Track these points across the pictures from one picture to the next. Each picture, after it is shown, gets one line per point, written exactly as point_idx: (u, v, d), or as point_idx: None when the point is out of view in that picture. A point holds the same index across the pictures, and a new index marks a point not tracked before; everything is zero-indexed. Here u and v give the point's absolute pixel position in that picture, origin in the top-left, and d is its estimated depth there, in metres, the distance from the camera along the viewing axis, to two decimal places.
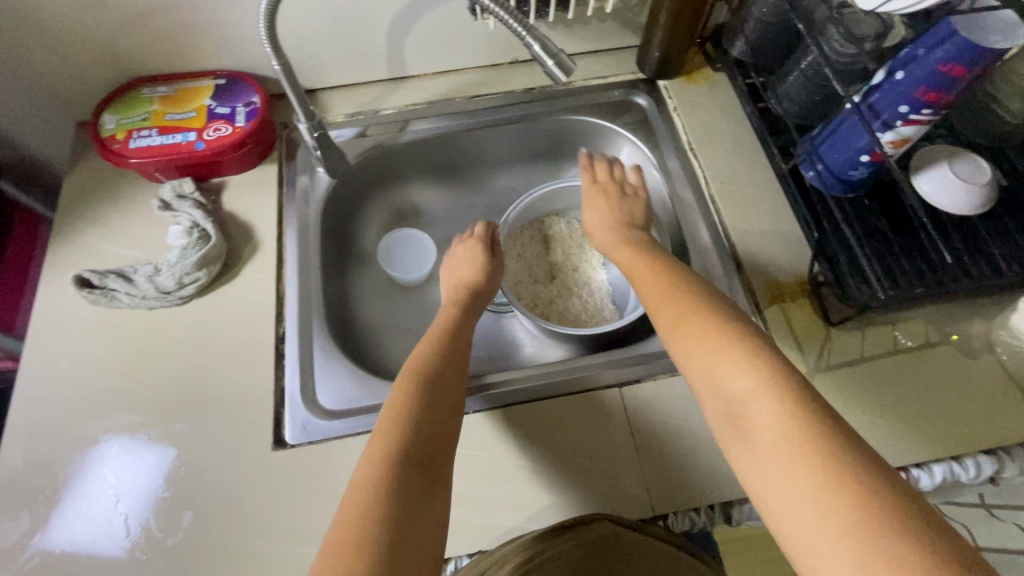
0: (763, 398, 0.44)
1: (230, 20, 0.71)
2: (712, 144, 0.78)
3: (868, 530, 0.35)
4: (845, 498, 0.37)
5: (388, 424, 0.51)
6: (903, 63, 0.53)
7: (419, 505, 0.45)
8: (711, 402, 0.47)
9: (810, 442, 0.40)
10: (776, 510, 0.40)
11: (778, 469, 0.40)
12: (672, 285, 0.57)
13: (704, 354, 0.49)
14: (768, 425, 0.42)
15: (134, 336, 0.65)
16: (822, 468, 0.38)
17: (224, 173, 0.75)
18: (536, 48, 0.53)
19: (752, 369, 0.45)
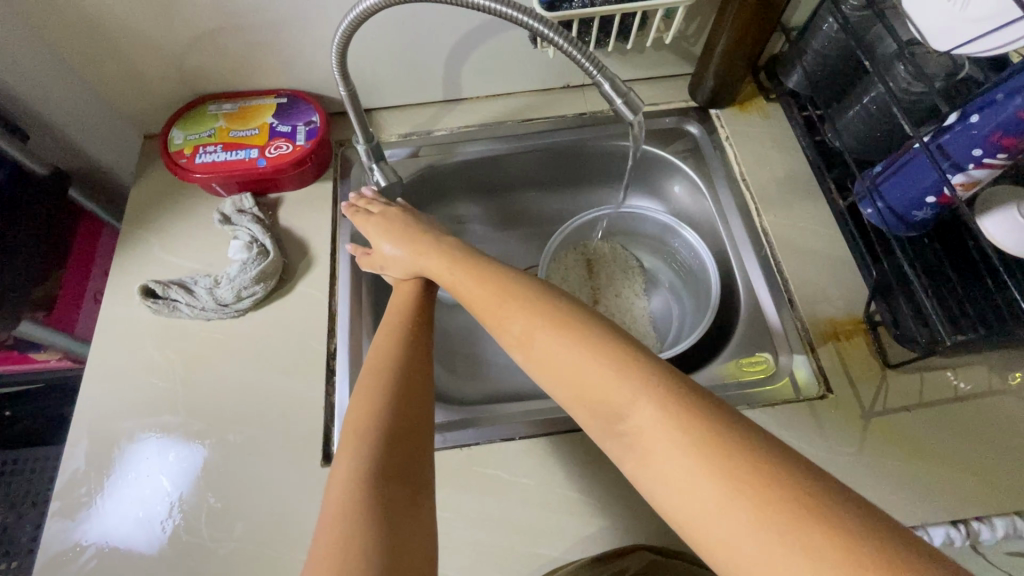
0: (643, 407, 0.40)
1: (297, 43, 0.74)
2: (765, 175, 0.77)
3: (803, 533, 0.32)
4: (763, 503, 0.34)
5: (358, 441, 0.46)
6: (980, 106, 0.52)
7: (404, 524, 0.42)
8: (594, 424, 0.42)
9: (701, 446, 0.36)
10: (692, 531, 0.36)
11: (685, 485, 0.36)
12: (501, 287, 0.52)
13: (563, 368, 0.44)
14: (657, 437, 0.38)
15: (193, 345, 0.68)
16: (727, 470, 0.35)
17: (282, 189, 0.77)
18: (606, 86, 0.55)
19: (626, 376, 0.41)
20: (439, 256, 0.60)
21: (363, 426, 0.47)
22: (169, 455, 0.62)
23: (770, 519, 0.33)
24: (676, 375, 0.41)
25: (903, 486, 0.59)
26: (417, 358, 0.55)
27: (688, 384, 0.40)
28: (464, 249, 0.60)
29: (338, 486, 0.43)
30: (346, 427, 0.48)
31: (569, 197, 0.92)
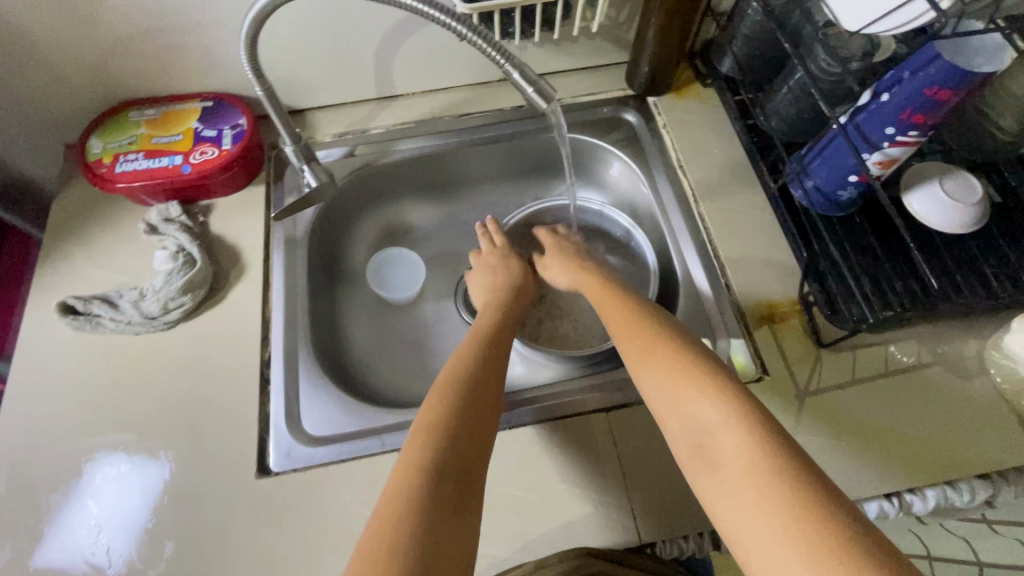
0: (727, 431, 0.46)
1: (217, 44, 0.71)
2: (702, 161, 0.77)
3: (834, 559, 0.37)
4: (803, 527, 0.39)
5: (420, 439, 0.50)
6: (889, 86, 0.53)
7: (449, 529, 0.44)
8: (680, 437, 0.49)
9: (770, 472, 0.42)
10: (739, 539, 0.42)
11: (743, 500, 0.42)
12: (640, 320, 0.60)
13: (667, 391, 0.51)
14: (734, 457, 0.44)
15: (120, 361, 0.66)
16: (786, 497, 0.40)
17: (212, 196, 0.75)
18: (516, 75, 0.54)
19: (719, 403, 0.48)
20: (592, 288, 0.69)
21: (437, 430, 0.51)
22: (115, 479, 0.60)
23: (811, 543, 0.38)
24: (769, 415, 0.46)
25: (838, 464, 0.60)
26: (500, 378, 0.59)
27: (777, 425, 0.45)
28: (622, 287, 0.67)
29: (394, 480, 0.47)
30: (417, 424, 0.52)
31: (514, 191, 0.91)
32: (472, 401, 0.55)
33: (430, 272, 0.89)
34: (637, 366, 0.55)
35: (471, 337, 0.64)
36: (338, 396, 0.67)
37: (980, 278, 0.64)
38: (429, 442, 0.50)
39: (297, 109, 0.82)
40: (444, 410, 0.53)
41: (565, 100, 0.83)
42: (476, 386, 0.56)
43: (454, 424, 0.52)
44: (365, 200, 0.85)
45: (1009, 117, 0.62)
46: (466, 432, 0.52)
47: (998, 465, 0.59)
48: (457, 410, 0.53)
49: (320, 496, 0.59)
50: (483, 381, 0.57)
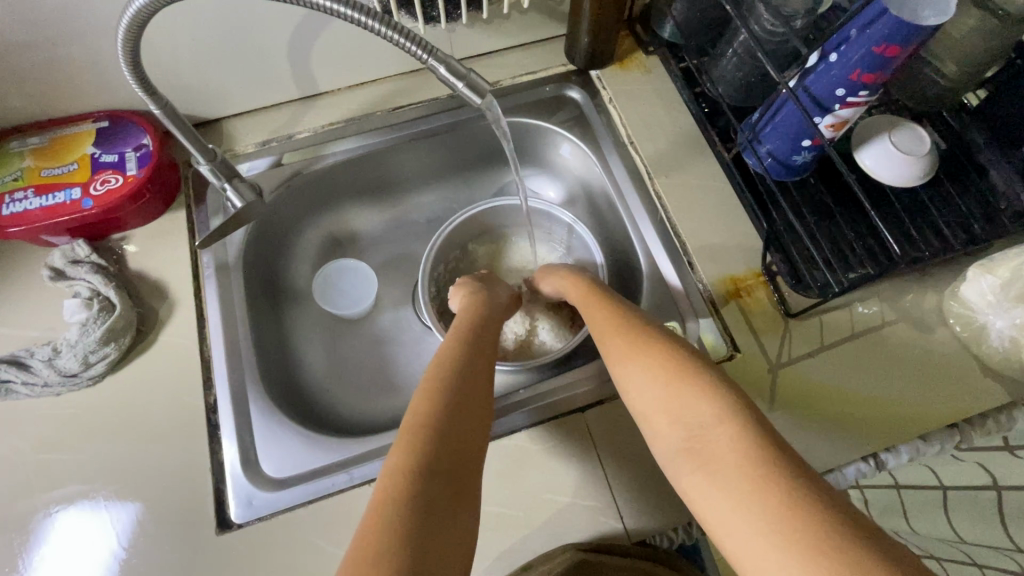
0: (715, 427, 0.42)
1: (101, 57, 0.63)
2: (653, 135, 0.74)
3: (830, 564, 0.32)
4: (794, 528, 0.34)
5: (416, 425, 0.47)
6: (836, 45, 0.51)
7: (445, 521, 0.41)
8: (667, 435, 0.45)
9: (759, 471, 0.38)
10: (728, 540, 0.38)
11: (729, 498, 0.38)
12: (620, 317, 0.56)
13: (651, 391, 0.47)
14: (722, 452, 0.40)
15: (45, 427, 0.59)
16: (775, 495, 0.36)
17: (125, 227, 0.68)
18: (442, 70, 0.49)
19: (706, 395, 0.44)
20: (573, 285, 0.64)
21: (432, 417, 0.48)
22: (58, 560, 0.54)
23: (801, 545, 0.33)
24: (759, 411, 0.42)
25: (814, 433, 0.60)
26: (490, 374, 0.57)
27: (767, 421, 0.41)
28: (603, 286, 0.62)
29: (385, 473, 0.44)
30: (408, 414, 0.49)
31: (463, 184, 0.86)
32: (468, 396, 0.52)
33: (383, 281, 0.84)
34: (620, 364, 0.51)
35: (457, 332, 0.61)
36: (297, 431, 0.63)
37: (934, 229, 0.63)
38: (418, 434, 0.46)
39: (210, 119, 0.74)
40: (440, 401, 0.50)
41: (504, 82, 0.78)
42: (461, 385, 0.52)
43: (451, 413, 0.49)
44: (303, 211, 0.78)
45: (949, 64, 0.61)
46: (462, 425, 0.49)
47: (966, 413, 0.60)
48: (455, 402, 0.50)
49: (289, 545, 0.55)
50: (476, 373, 0.55)
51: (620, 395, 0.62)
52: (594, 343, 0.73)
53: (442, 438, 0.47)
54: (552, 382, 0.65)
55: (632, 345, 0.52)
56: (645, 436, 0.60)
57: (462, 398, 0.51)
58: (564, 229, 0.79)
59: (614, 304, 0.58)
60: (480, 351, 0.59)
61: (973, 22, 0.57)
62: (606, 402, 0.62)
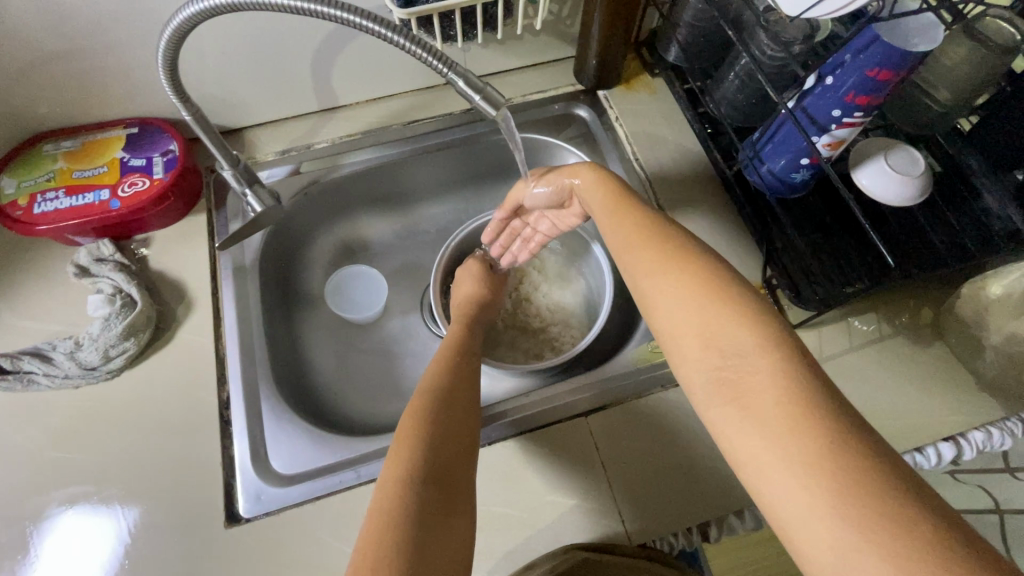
0: (756, 357, 0.39)
1: (134, 67, 0.66)
2: (657, 152, 0.77)
3: (873, 512, 0.32)
4: (836, 472, 0.33)
5: (402, 444, 0.48)
6: (832, 68, 0.54)
7: (440, 534, 0.42)
8: (695, 360, 0.42)
9: (802, 411, 0.36)
10: (754, 478, 0.37)
11: (765, 435, 0.36)
12: (650, 233, 0.51)
13: (686, 312, 0.44)
14: (763, 386, 0.38)
15: (61, 418, 0.61)
16: (819, 439, 0.35)
17: (148, 228, 0.70)
18: (460, 83, 0.52)
19: (749, 325, 0.41)
20: (597, 199, 0.58)
21: (420, 433, 0.49)
22: (71, 548, 0.55)
23: (843, 490, 0.33)
24: (803, 347, 0.40)
25: None
26: (477, 386, 0.58)
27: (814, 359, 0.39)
28: (631, 196, 0.56)
29: (380, 492, 0.45)
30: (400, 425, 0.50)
31: (472, 196, 0.88)
32: (455, 411, 0.52)
33: (392, 288, 0.86)
34: (647, 281, 0.48)
35: (448, 344, 0.63)
36: (306, 430, 0.64)
37: (929, 248, 0.65)
38: (414, 436, 0.48)
39: (233, 128, 0.78)
40: (427, 417, 0.50)
41: (515, 100, 0.82)
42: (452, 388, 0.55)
43: (440, 424, 0.50)
44: (319, 217, 0.81)
45: (942, 91, 0.63)
46: (451, 437, 0.50)
47: (963, 427, 0.61)
48: (443, 416, 0.51)
49: (295, 539, 0.56)
50: (465, 378, 0.57)
51: (624, 400, 0.63)
52: (597, 352, 0.75)
53: (434, 453, 0.47)
54: (555, 387, 0.66)
55: (665, 258, 0.48)
56: (648, 441, 0.61)
57: (453, 402, 0.53)
58: None
59: (644, 215, 0.53)
60: (467, 364, 0.60)
61: (965, 50, 0.59)
62: (610, 407, 0.63)
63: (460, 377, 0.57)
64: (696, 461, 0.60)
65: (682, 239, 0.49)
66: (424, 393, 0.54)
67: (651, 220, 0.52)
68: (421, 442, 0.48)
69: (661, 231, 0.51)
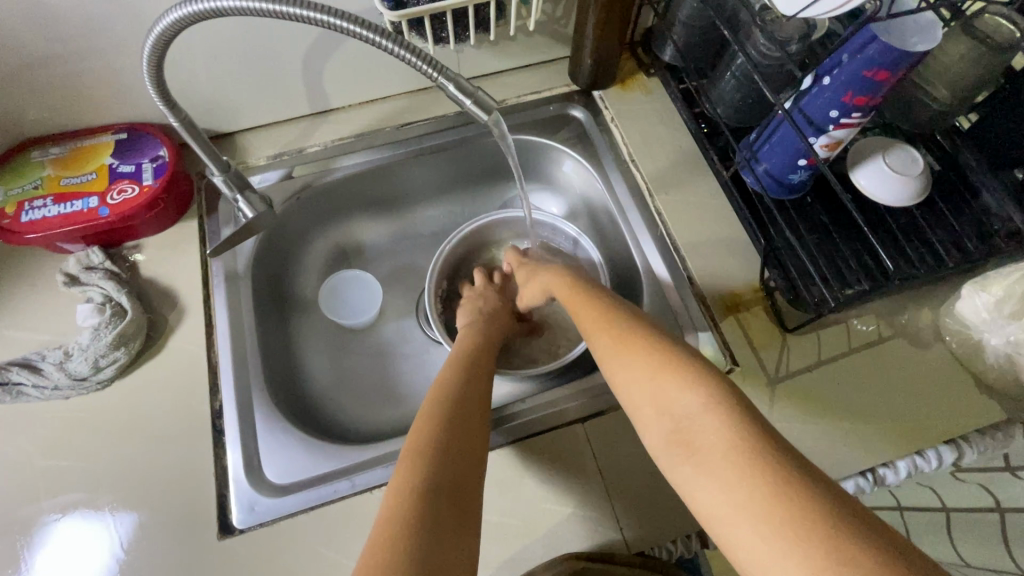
0: (702, 415, 0.42)
1: (122, 72, 0.65)
2: (653, 153, 0.76)
3: (820, 551, 0.32)
4: (780, 514, 0.34)
5: (418, 443, 0.49)
6: (829, 69, 0.54)
7: (451, 542, 0.42)
8: (654, 426, 0.45)
9: (745, 458, 0.38)
10: (720, 531, 0.38)
11: (718, 486, 0.38)
12: (607, 312, 0.56)
13: (640, 383, 0.47)
14: (712, 439, 0.40)
15: (51, 429, 0.60)
16: (765, 484, 0.36)
17: (138, 235, 0.70)
18: (451, 87, 0.52)
19: (692, 386, 0.44)
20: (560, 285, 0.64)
21: (431, 442, 0.49)
22: (62, 561, 0.55)
23: (792, 533, 0.34)
24: (746, 399, 0.42)
25: (814, 447, 0.60)
26: (489, 397, 0.57)
27: (756, 409, 0.41)
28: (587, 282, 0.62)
29: (388, 501, 0.44)
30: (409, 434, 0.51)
31: (468, 199, 0.88)
32: (466, 421, 0.52)
33: (387, 292, 0.85)
34: (606, 359, 0.52)
35: (455, 355, 0.63)
36: (300, 438, 0.63)
37: (929, 248, 0.65)
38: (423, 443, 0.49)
39: (224, 133, 0.77)
40: (435, 425, 0.51)
41: (509, 101, 0.81)
42: (463, 396, 0.55)
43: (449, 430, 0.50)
44: (312, 222, 0.80)
45: (942, 88, 0.62)
46: (461, 447, 0.50)
47: (963, 430, 0.61)
48: (454, 426, 0.51)
49: (289, 551, 0.55)
50: (475, 386, 0.57)
51: (621, 406, 0.63)
52: (594, 355, 0.74)
53: (443, 462, 0.47)
54: (551, 393, 0.65)
55: (615, 335, 0.52)
56: (646, 446, 0.60)
57: (462, 411, 0.53)
58: (570, 242, 0.80)
59: (599, 299, 0.58)
60: (477, 373, 0.60)
61: (964, 48, 0.58)
62: (607, 412, 0.62)
63: (472, 388, 0.57)
64: None
65: (629, 316, 0.54)
66: (437, 397, 0.55)
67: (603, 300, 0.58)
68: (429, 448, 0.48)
69: (612, 311, 0.56)
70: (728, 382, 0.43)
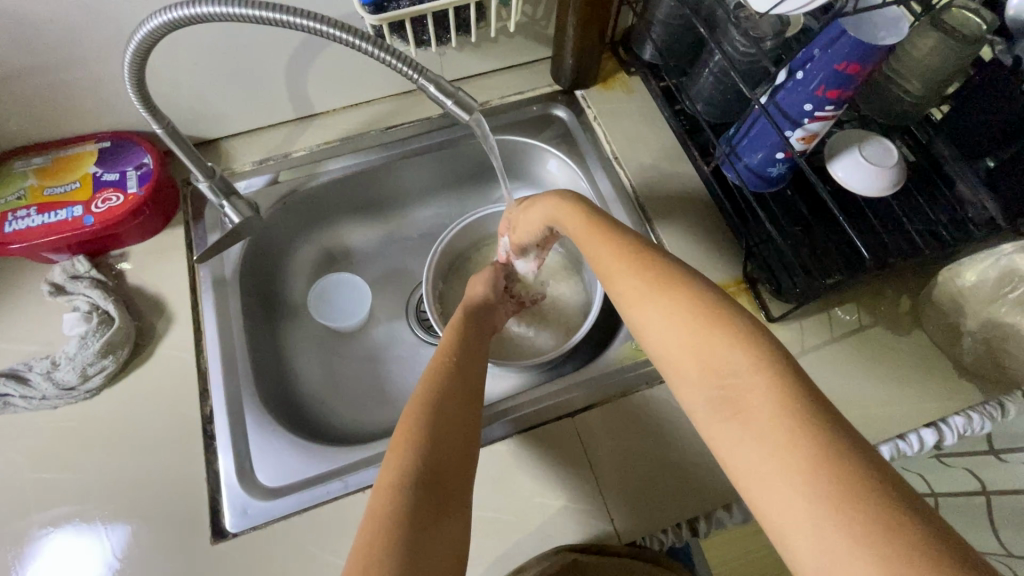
0: (750, 375, 0.39)
1: (104, 81, 0.65)
2: (636, 151, 0.78)
3: (873, 525, 0.31)
4: (834, 486, 0.33)
5: (406, 439, 0.48)
6: (802, 63, 0.55)
7: (432, 536, 0.42)
8: (692, 383, 0.42)
9: (801, 429, 0.35)
10: (757, 494, 0.36)
11: (765, 453, 0.36)
12: (632, 253, 0.50)
13: (675, 333, 0.43)
14: (760, 403, 0.38)
15: (40, 440, 0.60)
16: (817, 449, 0.34)
17: (124, 243, 0.70)
18: (432, 89, 0.53)
19: (741, 344, 0.40)
20: (574, 218, 0.57)
21: (416, 438, 0.48)
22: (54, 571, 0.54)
23: (846, 506, 0.32)
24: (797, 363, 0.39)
25: None
26: (479, 390, 0.57)
27: (808, 375, 0.38)
28: (606, 216, 0.56)
29: (374, 497, 0.45)
30: (399, 427, 0.50)
31: (454, 201, 0.88)
32: (452, 415, 0.52)
33: (376, 294, 0.86)
34: (635, 304, 0.47)
35: (445, 344, 0.62)
36: (292, 441, 0.64)
37: (905, 237, 0.66)
38: (413, 439, 0.48)
39: (209, 139, 0.77)
40: (424, 419, 0.50)
41: (494, 103, 0.82)
42: (453, 390, 0.54)
43: (439, 426, 0.50)
44: (299, 226, 0.81)
45: (914, 81, 0.63)
46: (443, 438, 0.49)
47: (943, 414, 0.62)
48: (436, 419, 0.51)
49: (283, 553, 0.55)
50: (467, 379, 0.57)
51: (610, 399, 0.63)
52: (583, 351, 0.75)
53: (424, 456, 0.47)
54: (542, 388, 0.66)
55: (652, 282, 0.46)
56: (635, 438, 0.61)
57: (450, 404, 0.52)
58: None
59: (622, 235, 0.52)
60: (461, 364, 0.59)
61: (932, 41, 0.59)
62: (596, 406, 0.63)
63: (456, 379, 0.56)
64: (682, 457, 0.60)
65: (667, 259, 0.48)
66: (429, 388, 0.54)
67: (631, 239, 0.51)
68: (419, 445, 0.48)
69: (643, 253, 0.49)
70: (778, 344, 0.40)
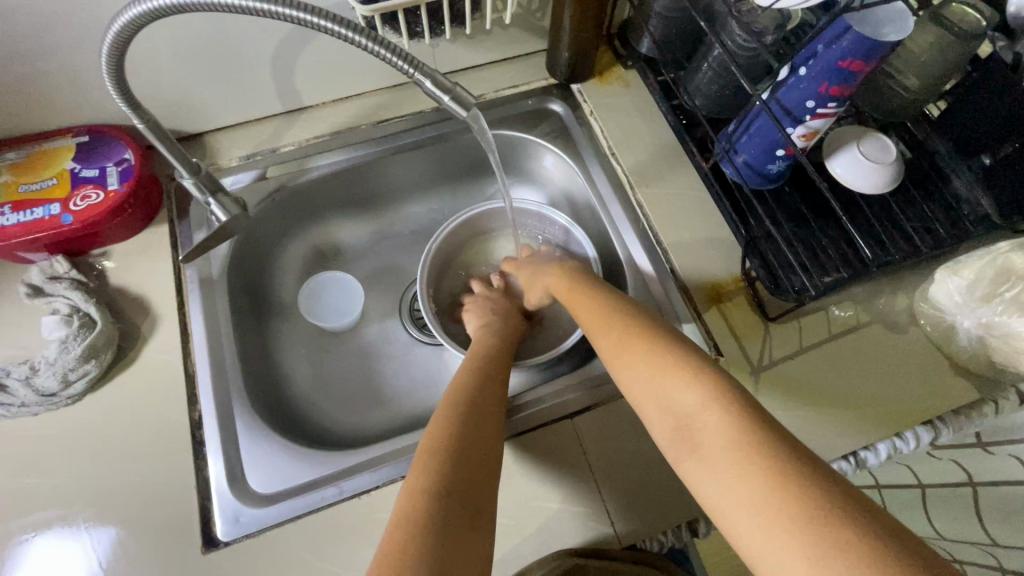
0: (703, 412, 0.44)
1: (80, 73, 0.62)
2: (632, 145, 0.76)
3: (821, 535, 0.35)
4: (781, 506, 0.37)
5: (430, 449, 0.48)
6: (805, 59, 0.54)
7: (462, 542, 0.42)
8: (656, 420, 0.47)
9: (745, 452, 0.40)
10: (724, 519, 0.40)
11: (722, 480, 0.40)
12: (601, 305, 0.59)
13: (640, 377, 0.50)
14: (714, 435, 0.43)
15: (19, 447, 0.58)
16: (762, 471, 0.39)
17: (105, 242, 0.67)
18: (428, 84, 0.51)
19: (692, 384, 0.46)
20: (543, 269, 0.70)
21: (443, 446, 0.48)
22: None
23: (794, 523, 0.36)
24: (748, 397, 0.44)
25: (799, 434, 0.61)
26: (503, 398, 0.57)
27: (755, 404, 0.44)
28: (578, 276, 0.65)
29: (401, 499, 0.45)
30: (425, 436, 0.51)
31: (448, 197, 0.86)
32: (478, 423, 0.52)
33: (368, 293, 0.84)
34: (609, 358, 0.54)
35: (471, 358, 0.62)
36: (284, 446, 0.62)
37: (903, 235, 0.66)
38: (439, 447, 0.48)
39: (193, 133, 0.74)
40: (450, 429, 0.50)
41: (488, 96, 0.80)
42: (479, 400, 0.55)
43: (464, 433, 0.50)
44: (289, 223, 0.78)
45: (911, 76, 0.63)
46: (473, 442, 0.50)
47: (939, 411, 0.63)
48: (467, 424, 0.51)
49: (277, 561, 0.54)
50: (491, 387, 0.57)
51: (608, 400, 0.63)
52: (580, 350, 0.74)
53: (455, 456, 0.48)
54: (539, 389, 0.65)
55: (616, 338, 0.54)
56: (634, 438, 0.61)
57: (476, 414, 0.53)
58: (560, 231, 0.79)
59: (594, 293, 0.61)
60: (491, 373, 0.60)
61: (932, 36, 0.59)
62: (595, 407, 0.62)
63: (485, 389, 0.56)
64: None
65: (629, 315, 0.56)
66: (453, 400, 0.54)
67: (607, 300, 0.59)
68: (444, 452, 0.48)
69: (612, 308, 0.57)
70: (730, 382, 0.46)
